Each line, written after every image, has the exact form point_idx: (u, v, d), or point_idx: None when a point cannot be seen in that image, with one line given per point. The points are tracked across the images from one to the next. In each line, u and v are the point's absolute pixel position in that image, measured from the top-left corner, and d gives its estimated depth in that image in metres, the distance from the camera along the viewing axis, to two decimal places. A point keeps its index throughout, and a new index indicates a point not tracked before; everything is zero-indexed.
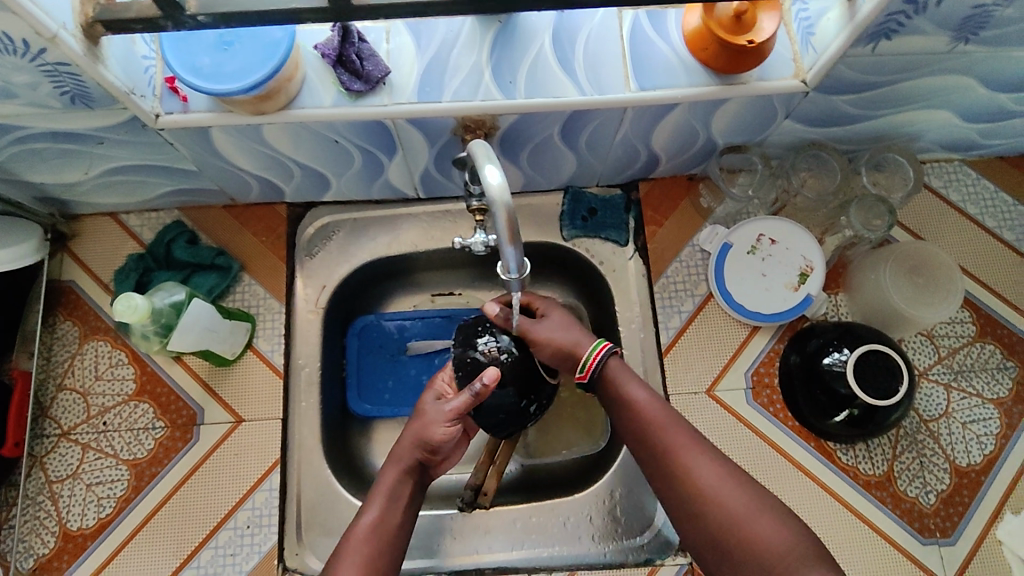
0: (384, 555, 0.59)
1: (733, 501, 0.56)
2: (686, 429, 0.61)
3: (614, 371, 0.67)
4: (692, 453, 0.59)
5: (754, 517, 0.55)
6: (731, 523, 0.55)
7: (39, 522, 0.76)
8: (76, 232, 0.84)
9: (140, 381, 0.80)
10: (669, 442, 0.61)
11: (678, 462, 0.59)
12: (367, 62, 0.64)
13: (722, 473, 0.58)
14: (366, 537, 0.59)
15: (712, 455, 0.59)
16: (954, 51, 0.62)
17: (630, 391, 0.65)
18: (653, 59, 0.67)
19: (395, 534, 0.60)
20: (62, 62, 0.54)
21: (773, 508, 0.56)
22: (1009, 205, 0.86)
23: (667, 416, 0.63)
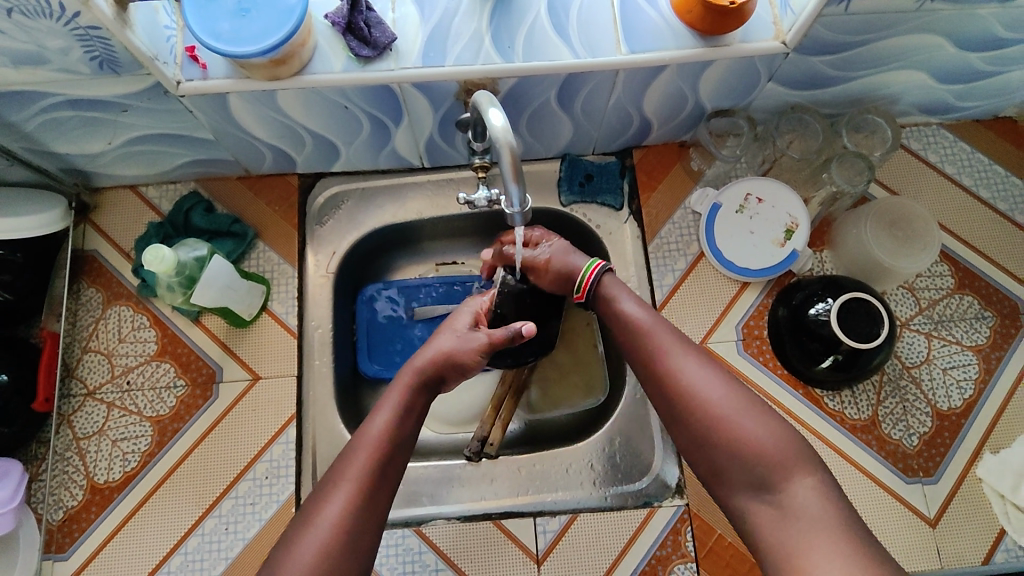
0: (392, 461, 0.60)
1: (719, 403, 0.58)
2: (677, 336, 0.65)
3: (608, 286, 0.73)
4: (681, 360, 0.62)
5: (738, 415, 0.57)
6: (715, 421, 0.58)
7: (68, 476, 0.79)
8: (99, 204, 0.88)
9: (162, 342, 0.84)
10: (658, 350, 0.64)
11: (668, 367, 0.62)
12: (375, 30, 0.69)
13: (710, 377, 0.60)
14: (375, 440, 0.60)
15: (703, 364, 0.62)
16: (921, 9, 0.67)
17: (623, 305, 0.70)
18: (642, 24, 0.71)
19: (402, 444, 0.62)
20: (93, 26, 0.58)
21: (757, 409, 0.58)
22: (985, 164, 0.91)
23: (660, 330, 0.66)
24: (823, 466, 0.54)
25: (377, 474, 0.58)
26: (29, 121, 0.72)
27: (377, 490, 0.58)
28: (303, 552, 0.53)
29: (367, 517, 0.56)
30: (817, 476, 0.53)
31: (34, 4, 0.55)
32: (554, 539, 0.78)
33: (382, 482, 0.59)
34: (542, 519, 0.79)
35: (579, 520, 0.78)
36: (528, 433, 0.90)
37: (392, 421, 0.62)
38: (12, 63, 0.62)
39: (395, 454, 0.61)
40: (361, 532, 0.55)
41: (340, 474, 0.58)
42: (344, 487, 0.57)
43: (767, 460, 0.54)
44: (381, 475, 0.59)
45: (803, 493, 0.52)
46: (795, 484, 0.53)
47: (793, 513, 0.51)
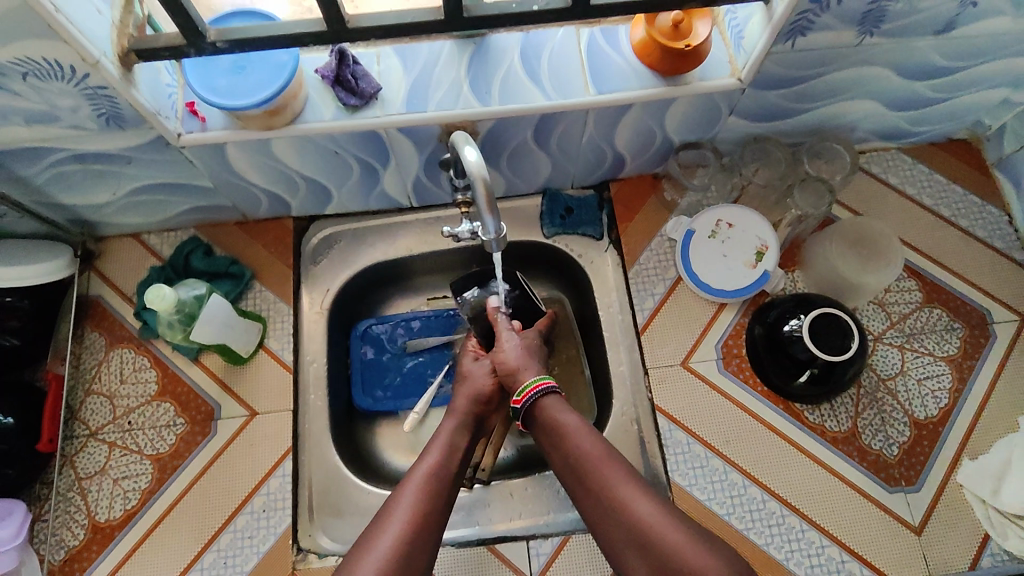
0: (431, 501, 0.69)
1: (666, 532, 0.62)
2: (624, 473, 0.68)
3: (549, 405, 0.76)
4: (626, 486, 0.66)
5: (687, 544, 0.61)
6: (664, 549, 0.61)
7: (70, 516, 0.81)
8: (103, 252, 0.93)
9: (162, 382, 0.87)
10: (607, 484, 0.67)
11: (614, 494, 0.66)
12: (361, 80, 0.75)
13: (656, 506, 0.65)
14: (424, 478, 0.71)
15: (646, 492, 0.66)
16: (862, 43, 0.73)
17: (562, 419, 0.74)
18: (608, 67, 0.77)
19: (445, 487, 0.71)
20: (102, 86, 0.64)
21: (704, 539, 0.61)
22: (944, 185, 0.96)
23: (596, 450, 0.70)
24: None
25: (418, 509, 0.67)
26: (39, 175, 0.77)
27: (424, 532, 0.66)
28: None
29: (413, 554, 0.64)
30: None
31: (49, 68, 0.61)
32: (547, 561, 0.79)
33: (430, 518, 0.68)
34: (536, 541, 0.80)
35: (572, 541, 0.80)
36: (521, 458, 0.92)
37: (436, 464, 0.73)
38: (26, 122, 0.68)
39: (440, 490, 0.71)
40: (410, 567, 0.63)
41: (387, 518, 0.66)
42: (389, 528, 0.65)
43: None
44: (425, 513, 0.68)
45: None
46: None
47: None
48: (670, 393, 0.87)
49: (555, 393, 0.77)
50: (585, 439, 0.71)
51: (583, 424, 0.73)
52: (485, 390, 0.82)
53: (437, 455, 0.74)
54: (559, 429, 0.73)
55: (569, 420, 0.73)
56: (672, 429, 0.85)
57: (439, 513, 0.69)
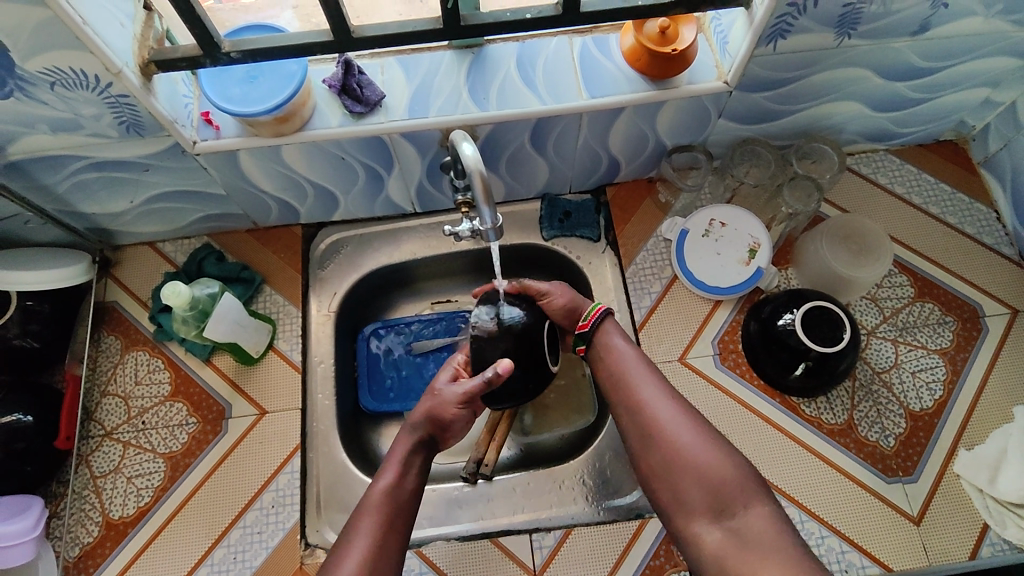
0: (398, 514, 0.68)
1: (683, 436, 0.69)
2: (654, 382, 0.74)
3: (606, 328, 0.81)
4: (653, 392, 0.73)
5: (699, 445, 0.68)
6: (678, 448, 0.69)
7: (85, 513, 0.83)
8: (119, 260, 0.97)
9: (175, 383, 0.90)
10: (638, 391, 0.74)
11: (641, 397, 0.73)
12: (366, 89, 0.79)
13: (677, 411, 0.71)
14: (381, 498, 0.69)
15: (669, 398, 0.73)
16: (841, 45, 0.76)
17: (610, 338, 0.79)
18: (601, 73, 0.81)
19: (405, 501, 0.70)
20: (124, 94, 0.68)
21: (714, 442, 0.69)
22: (932, 184, 0.99)
23: (636, 364, 0.76)
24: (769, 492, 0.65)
25: (383, 525, 0.67)
26: (62, 183, 0.81)
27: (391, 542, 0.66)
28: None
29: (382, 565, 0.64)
30: (766, 506, 0.63)
31: (75, 77, 0.65)
32: (550, 554, 0.81)
33: (393, 532, 0.67)
34: (538, 535, 0.82)
35: (574, 534, 0.81)
36: (524, 457, 0.94)
37: (397, 480, 0.70)
38: (52, 130, 0.72)
39: (400, 509, 0.69)
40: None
41: (359, 524, 0.67)
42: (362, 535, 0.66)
43: (724, 488, 0.65)
44: (389, 533, 0.67)
45: (758, 522, 0.62)
46: (750, 513, 0.63)
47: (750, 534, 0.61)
48: None
49: (610, 318, 0.82)
50: (626, 351, 0.78)
51: (627, 343, 0.79)
52: (445, 411, 0.75)
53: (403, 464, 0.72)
54: (603, 343, 0.79)
55: (614, 339, 0.79)
56: None
57: (401, 527, 0.68)
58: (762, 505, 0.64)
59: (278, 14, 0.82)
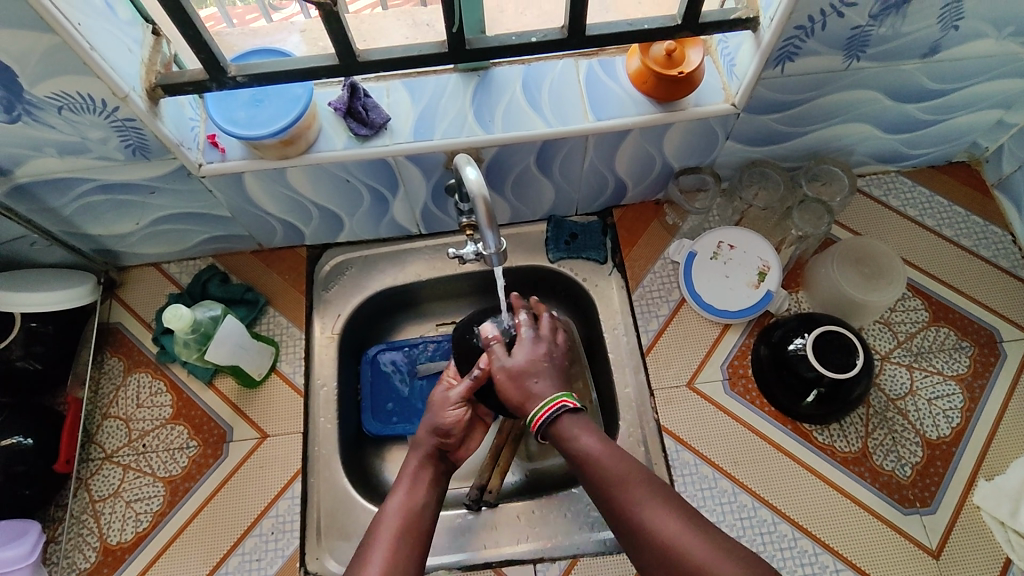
0: (415, 530, 0.66)
1: (695, 552, 0.57)
2: (644, 486, 0.63)
3: (565, 426, 0.68)
4: (648, 502, 0.61)
5: (719, 564, 0.56)
6: (699, 575, 0.56)
7: (82, 538, 0.82)
8: (125, 281, 0.97)
9: (177, 406, 0.89)
10: (629, 502, 0.62)
11: (638, 515, 0.61)
12: (372, 112, 0.79)
13: (683, 522, 0.60)
14: (396, 515, 0.66)
15: (671, 506, 0.61)
16: (850, 68, 0.76)
17: (580, 444, 0.66)
18: (607, 96, 0.81)
19: (421, 517, 0.67)
20: (130, 118, 0.68)
21: (732, 553, 0.57)
22: (945, 206, 0.97)
23: (617, 469, 0.64)
24: None
25: (399, 546, 0.63)
26: (69, 205, 0.81)
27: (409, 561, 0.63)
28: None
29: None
30: None
31: (82, 101, 0.66)
32: None
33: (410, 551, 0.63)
34: (543, 564, 0.80)
35: (579, 564, 0.80)
36: (529, 482, 0.92)
37: (409, 496, 0.68)
38: (59, 153, 0.72)
39: (416, 526, 0.66)
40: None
41: (373, 545, 0.64)
42: (375, 559, 0.62)
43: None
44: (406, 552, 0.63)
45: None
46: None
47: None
48: (677, 414, 0.87)
49: (572, 412, 0.69)
50: (600, 451, 0.65)
51: (600, 443, 0.66)
52: (448, 417, 0.76)
53: (416, 480, 0.70)
54: (576, 452, 0.66)
55: (585, 444, 0.66)
56: (680, 450, 0.85)
57: (420, 544, 0.65)
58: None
59: (285, 38, 0.83)
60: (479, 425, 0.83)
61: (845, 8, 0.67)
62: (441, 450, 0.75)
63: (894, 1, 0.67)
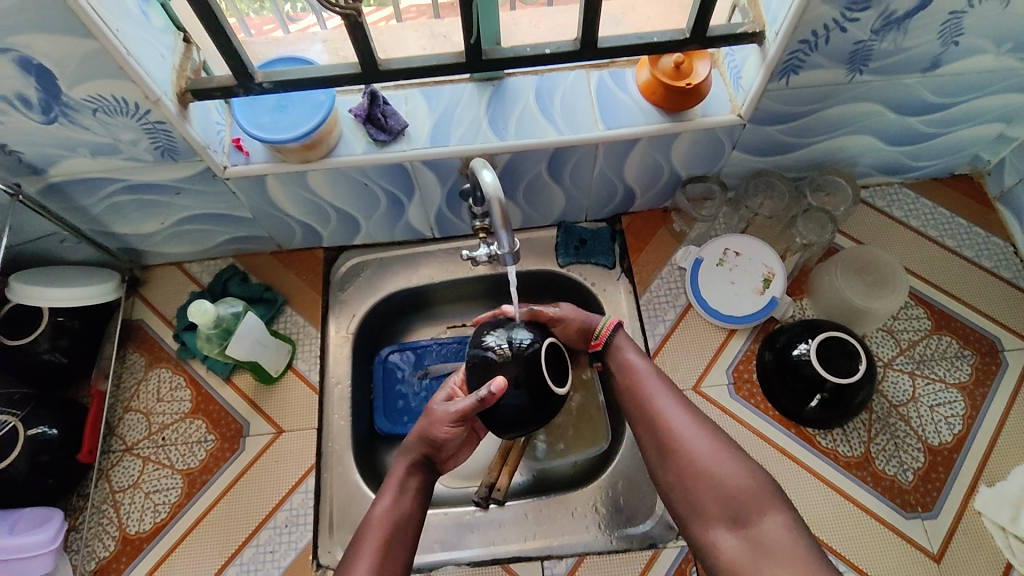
0: (399, 538, 0.69)
1: (698, 445, 0.69)
2: (669, 391, 0.75)
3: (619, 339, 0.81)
4: (674, 408, 0.73)
5: (722, 463, 0.67)
6: (696, 462, 0.68)
7: (102, 527, 0.85)
8: (148, 279, 1.00)
9: (195, 401, 0.92)
10: (651, 399, 0.74)
11: (657, 409, 0.73)
12: (390, 118, 0.82)
13: (701, 429, 0.71)
14: (382, 521, 0.69)
15: (693, 415, 0.73)
16: (853, 81, 0.78)
17: (622, 351, 0.80)
18: (617, 106, 0.84)
19: (406, 522, 0.70)
20: (161, 121, 0.72)
21: (733, 452, 0.69)
22: (948, 218, 0.99)
23: (650, 376, 0.77)
24: (790, 506, 0.65)
25: (382, 552, 0.67)
26: (98, 204, 0.85)
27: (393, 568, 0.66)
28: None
29: None
30: (784, 515, 0.63)
31: (116, 105, 0.69)
32: None
33: (396, 555, 0.67)
34: (550, 562, 0.82)
35: (587, 561, 0.82)
36: (536, 484, 0.93)
37: (396, 500, 0.71)
38: (92, 154, 0.76)
39: (401, 531, 0.69)
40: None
41: (362, 544, 0.68)
42: (365, 556, 0.66)
43: (740, 496, 0.65)
44: (388, 557, 0.67)
45: (774, 531, 0.62)
46: (765, 520, 0.63)
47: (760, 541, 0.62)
48: None
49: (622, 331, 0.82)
50: (637, 359, 0.78)
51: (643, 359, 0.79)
52: (438, 433, 0.73)
53: (405, 483, 0.73)
54: (619, 356, 0.79)
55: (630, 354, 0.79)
56: None
57: (403, 548, 0.68)
58: (780, 512, 0.64)
59: (308, 47, 0.86)
60: (470, 440, 0.82)
61: (847, 23, 0.69)
62: (429, 459, 0.75)
63: (895, 16, 0.69)
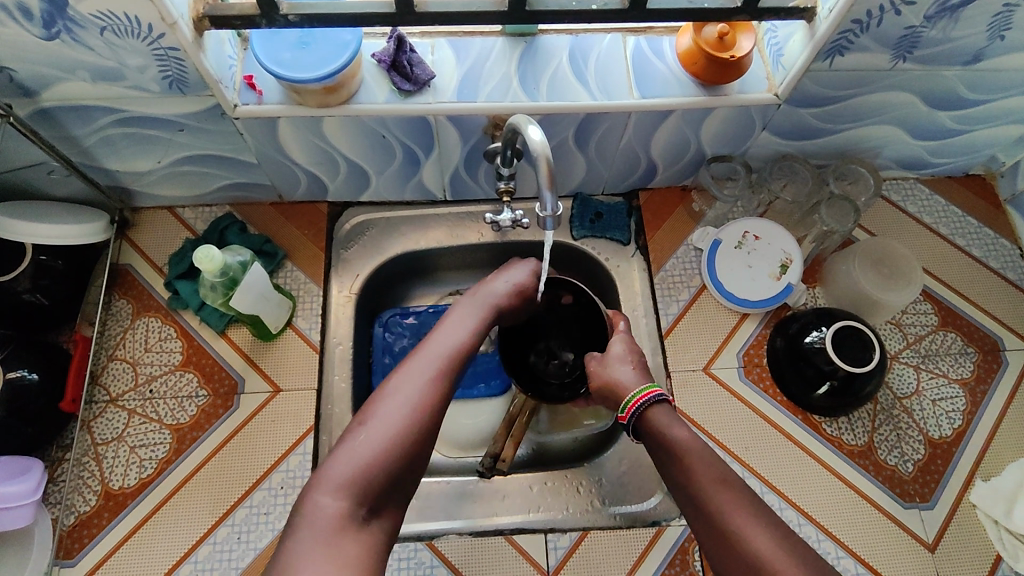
0: (452, 370, 0.67)
1: (786, 570, 0.54)
2: (738, 491, 0.61)
3: (657, 417, 0.68)
4: (746, 518, 0.58)
5: None
6: None
7: (83, 481, 0.80)
8: (137, 222, 0.93)
9: (186, 353, 0.87)
10: (715, 504, 0.60)
11: (726, 520, 0.59)
12: (416, 67, 0.77)
13: (780, 545, 0.56)
14: (445, 349, 0.68)
15: (768, 525, 0.58)
16: (895, 68, 0.77)
17: (671, 434, 0.65)
18: (653, 74, 0.81)
19: (465, 358, 0.69)
20: (173, 47, 0.66)
21: None
22: (960, 216, 1.00)
23: (709, 468, 0.62)
24: None
25: (441, 371, 0.65)
26: (91, 135, 0.78)
27: (435, 405, 0.63)
28: (353, 457, 0.58)
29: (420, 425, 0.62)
30: None
31: (127, 24, 0.63)
32: (565, 555, 0.79)
33: (439, 388, 0.64)
34: (554, 535, 0.80)
35: (590, 536, 0.80)
36: (536, 456, 0.92)
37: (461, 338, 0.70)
38: (92, 78, 0.69)
39: (457, 360, 0.68)
40: (414, 442, 0.60)
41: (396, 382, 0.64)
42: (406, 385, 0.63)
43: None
44: (438, 382, 0.65)
45: None
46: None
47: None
48: (692, 397, 0.88)
49: (665, 402, 0.69)
50: (691, 441, 0.64)
51: (697, 443, 0.64)
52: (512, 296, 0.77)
53: (465, 330, 0.71)
54: (670, 443, 0.65)
55: (680, 436, 0.65)
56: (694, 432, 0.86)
57: (456, 376, 0.67)
58: None
59: None
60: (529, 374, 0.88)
61: (903, 6, 0.68)
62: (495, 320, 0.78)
63: (950, 3, 0.68)
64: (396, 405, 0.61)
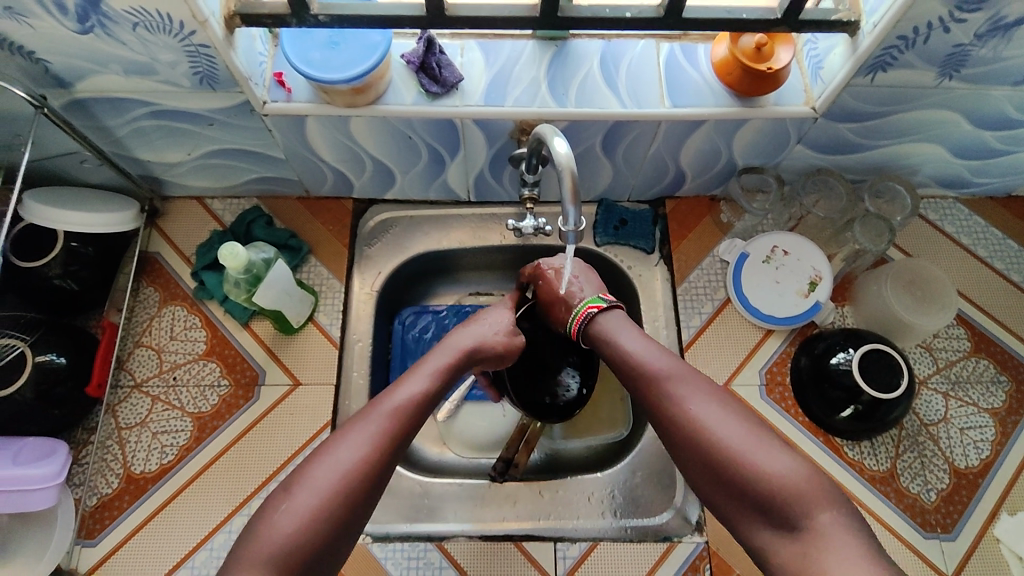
0: (405, 433, 0.58)
1: (724, 432, 0.57)
2: (678, 372, 0.63)
3: (605, 324, 0.70)
4: (685, 393, 0.60)
5: (748, 449, 0.55)
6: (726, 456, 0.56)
7: (106, 463, 0.82)
8: (167, 211, 0.95)
9: (210, 343, 0.88)
10: (657, 385, 0.62)
11: (670, 399, 0.61)
12: (445, 70, 0.77)
13: (718, 411, 0.59)
14: (402, 408, 0.59)
15: (708, 397, 0.60)
16: (940, 86, 0.74)
17: (615, 333, 0.68)
18: (685, 83, 0.79)
19: (421, 413, 0.60)
20: (204, 45, 0.66)
21: (772, 441, 0.56)
22: (1000, 239, 0.96)
23: (652, 356, 0.64)
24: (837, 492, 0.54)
25: (388, 434, 0.57)
26: (123, 127, 0.79)
27: (379, 471, 0.55)
28: (283, 527, 0.51)
29: (357, 501, 0.53)
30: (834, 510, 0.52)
31: (160, 21, 0.63)
32: (574, 565, 0.79)
33: (387, 450, 0.56)
34: (563, 544, 0.81)
35: (599, 548, 0.80)
36: (549, 463, 0.92)
37: (420, 392, 0.61)
38: (126, 73, 0.70)
39: (414, 422, 0.59)
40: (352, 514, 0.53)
41: (337, 443, 0.56)
42: (348, 451, 0.55)
43: (784, 497, 0.53)
44: (385, 449, 0.56)
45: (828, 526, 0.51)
46: (821, 525, 0.51)
47: (818, 547, 0.50)
48: None
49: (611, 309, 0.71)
50: (631, 337, 0.67)
51: (646, 344, 0.66)
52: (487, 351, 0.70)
53: (424, 380, 0.62)
54: (615, 342, 0.67)
55: (621, 333, 0.68)
56: None
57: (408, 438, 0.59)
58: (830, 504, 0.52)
59: None
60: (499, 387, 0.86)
61: (953, 23, 0.65)
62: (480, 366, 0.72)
63: (1002, 22, 0.65)
64: (335, 470, 0.54)
